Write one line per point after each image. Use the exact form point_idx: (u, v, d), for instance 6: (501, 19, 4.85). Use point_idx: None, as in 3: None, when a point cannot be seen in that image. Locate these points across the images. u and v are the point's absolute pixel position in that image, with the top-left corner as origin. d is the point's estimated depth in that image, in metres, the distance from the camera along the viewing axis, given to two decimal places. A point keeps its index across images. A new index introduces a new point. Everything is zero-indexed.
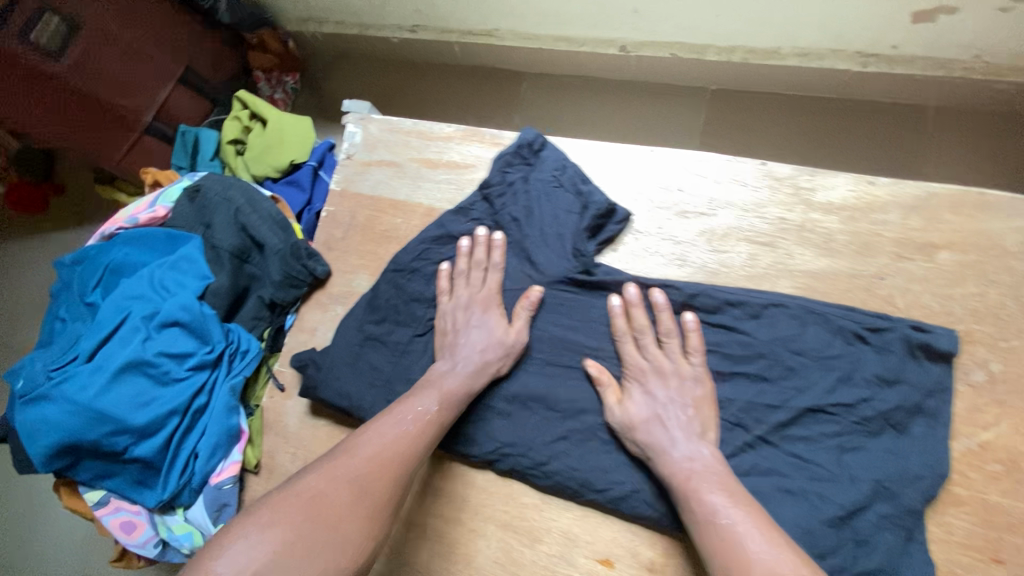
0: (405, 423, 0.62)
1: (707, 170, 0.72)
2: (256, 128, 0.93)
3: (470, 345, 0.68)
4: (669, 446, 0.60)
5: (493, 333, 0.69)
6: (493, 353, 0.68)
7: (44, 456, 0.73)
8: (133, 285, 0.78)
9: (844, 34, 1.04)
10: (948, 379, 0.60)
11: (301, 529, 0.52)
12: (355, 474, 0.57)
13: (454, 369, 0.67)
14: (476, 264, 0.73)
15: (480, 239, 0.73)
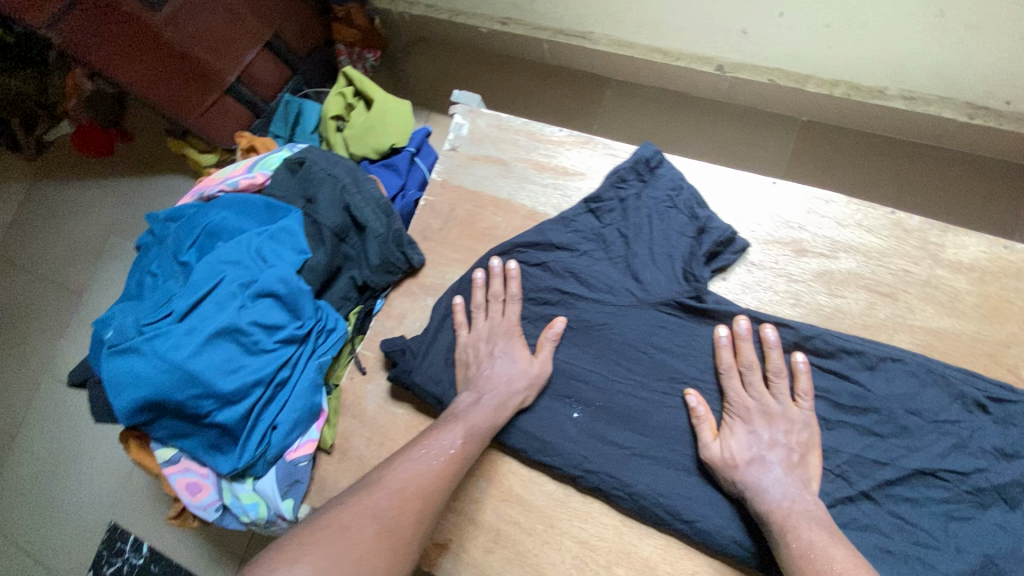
0: (429, 459, 0.62)
1: (831, 211, 0.70)
2: (359, 107, 0.92)
3: (497, 379, 0.69)
4: (771, 487, 0.59)
5: (518, 366, 0.70)
6: (518, 386, 0.69)
7: (127, 409, 0.73)
8: (230, 250, 0.78)
9: (958, 83, 1.01)
10: None
11: (334, 560, 0.52)
12: (382, 510, 0.57)
13: (480, 402, 0.67)
14: (493, 296, 0.74)
15: (496, 271, 0.74)
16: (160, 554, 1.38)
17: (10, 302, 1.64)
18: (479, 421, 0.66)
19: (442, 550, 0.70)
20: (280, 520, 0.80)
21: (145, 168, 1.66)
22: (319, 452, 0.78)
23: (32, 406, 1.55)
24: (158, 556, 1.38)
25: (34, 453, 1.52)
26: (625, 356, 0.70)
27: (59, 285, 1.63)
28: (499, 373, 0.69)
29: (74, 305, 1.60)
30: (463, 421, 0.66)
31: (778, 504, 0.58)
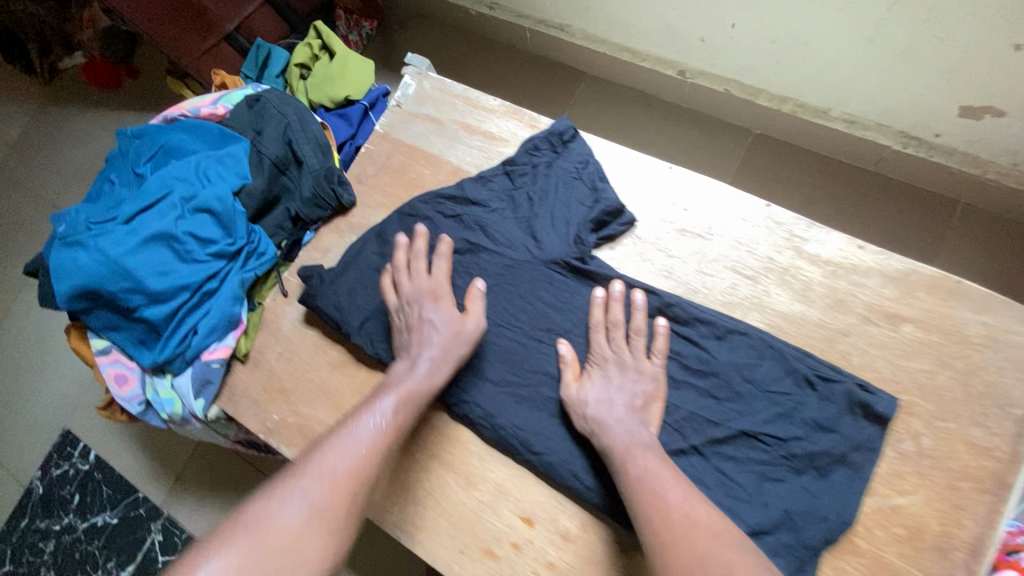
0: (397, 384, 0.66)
1: (716, 198, 0.76)
2: (324, 58, 1.00)
3: (428, 339, 0.69)
4: (614, 424, 0.64)
5: (451, 324, 0.71)
6: (457, 342, 0.70)
7: (65, 295, 0.81)
8: (179, 168, 0.86)
9: (891, 111, 1.08)
10: (879, 440, 0.63)
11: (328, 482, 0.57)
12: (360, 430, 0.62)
13: (421, 356, 0.68)
14: (418, 267, 0.75)
15: (418, 248, 0.76)
16: (105, 462, 1.47)
17: (4, 213, 1.74)
18: (423, 364, 0.68)
19: None
20: (194, 419, 0.88)
21: (146, 105, 1.75)
22: (233, 360, 0.85)
23: (9, 312, 1.65)
24: (103, 464, 1.47)
25: (5, 355, 1.61)
26: (511, 304, 0.77)
27: (51, 203, 1.72)
28: (430, 331, 0.70)
29: None
30: (411, 369, 0.68)
31: (627, 441, 0.63)
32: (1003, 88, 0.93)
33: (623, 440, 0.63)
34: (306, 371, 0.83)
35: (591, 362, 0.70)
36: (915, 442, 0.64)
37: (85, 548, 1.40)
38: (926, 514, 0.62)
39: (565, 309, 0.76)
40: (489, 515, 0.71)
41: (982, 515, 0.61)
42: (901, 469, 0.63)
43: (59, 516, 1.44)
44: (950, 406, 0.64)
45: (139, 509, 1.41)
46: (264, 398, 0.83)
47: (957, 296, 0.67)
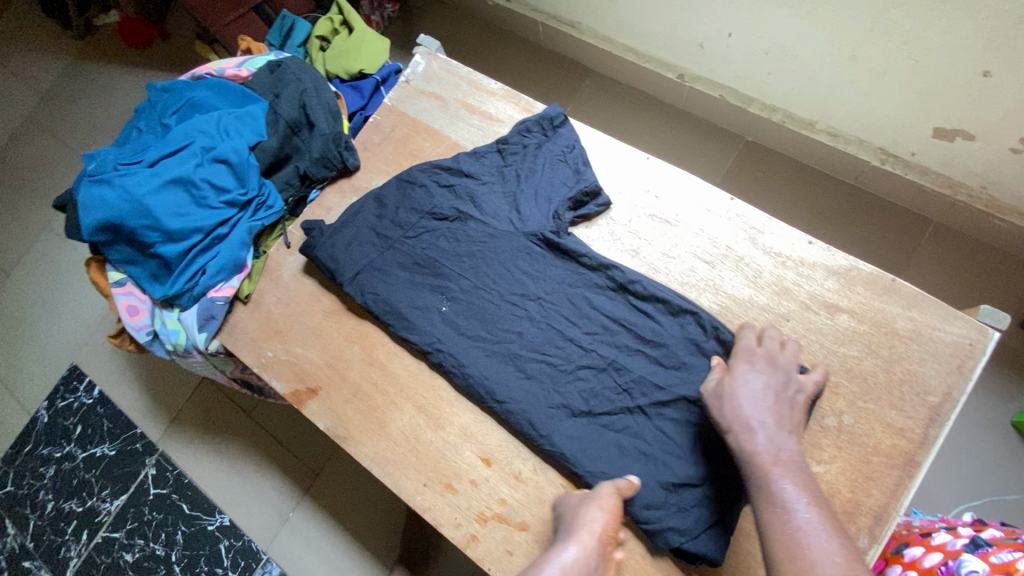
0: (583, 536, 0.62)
1: (686, 189, 0.83)
2: (342, 33, 1.07)
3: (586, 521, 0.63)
4: (756, 428, 0.64)
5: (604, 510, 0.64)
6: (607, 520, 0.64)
7: (91, 227, 0.90)
8: (202, 122, 0.94)
9: (872, 128, 1.14)
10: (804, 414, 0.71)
11: None
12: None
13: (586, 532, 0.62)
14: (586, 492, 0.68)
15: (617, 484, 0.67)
16: (106, 398, 1.56)
17: (31, 157, 1.83)
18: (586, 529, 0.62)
19: (312, 394, 0.86)
20: (195, 352, 0.96)
21: (172, 65, 1.83)
22: (235, 300, 0.93)
23: (29, 251, 1.74)
24: (105, 400, 1.56)
25: (23, 292, 1.71)
26: (490, 269, 0.85)
27: (76, 152, 1.81)
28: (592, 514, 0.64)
29: None
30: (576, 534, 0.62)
31: (759, 452, 0.62)
32: (972, 114, 0.99)
33: (759, 452, 0.62)
34: (302, 316, 0.91)
35: (737, 358, 0.70)
36: (838, 418, 0.71)
37: (83, 475, 1.50)
38: (838, 481, 0.69)
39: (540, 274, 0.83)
40: (453, 454, 0.79)
41: (889, 486, 0.68)
42: (822, 441, 0.71)
43: (61, 444, 1.54)
44: (872, 389, 0.71)
45: (135, 444, 1.50)
46: (261, 337, 0.91)
47: (892, 293, 0.74)
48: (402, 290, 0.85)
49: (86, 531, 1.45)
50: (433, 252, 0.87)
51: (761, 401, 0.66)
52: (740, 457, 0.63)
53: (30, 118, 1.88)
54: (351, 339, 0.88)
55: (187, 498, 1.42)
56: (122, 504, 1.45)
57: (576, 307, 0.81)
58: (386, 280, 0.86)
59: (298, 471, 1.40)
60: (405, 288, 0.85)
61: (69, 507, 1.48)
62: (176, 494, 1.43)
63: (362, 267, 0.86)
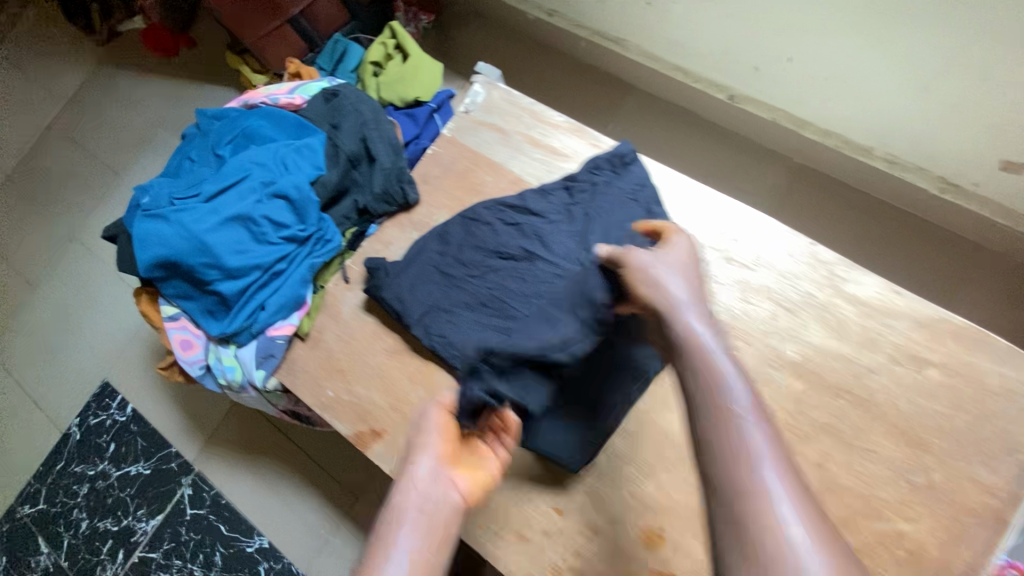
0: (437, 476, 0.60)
1: (764, 233, 0.81)
2: (396, 59, 1.05)
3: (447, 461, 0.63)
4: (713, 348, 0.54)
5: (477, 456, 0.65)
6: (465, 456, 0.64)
7: (148, 263, 0.88)
8: (259, 154, 0.91)
9: (934, 156, 1.11)
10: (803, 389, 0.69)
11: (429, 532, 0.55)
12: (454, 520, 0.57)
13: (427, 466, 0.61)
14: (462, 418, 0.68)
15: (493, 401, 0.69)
16: (140, 415, 1.55)
17: (57, 167, 1.80)
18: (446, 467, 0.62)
19: (376, 436, 0.85)
20: (249, 388, 0.95)
21: (200, 74, 1.79)
22: (294, 338, 0.91)
23: (56, 264, 1.72)
24: (138, 418, 1.54)
25: (51, 305, 1.69)
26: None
27: (102, 163, 1.78)
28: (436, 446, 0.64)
29: (111, 182, 1.76)
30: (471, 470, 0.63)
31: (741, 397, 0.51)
32: None
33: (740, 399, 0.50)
34: (363, 354, 0.89)
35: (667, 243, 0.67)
36: (926, 475, 0.69)
37: (118, 494, 1.49)
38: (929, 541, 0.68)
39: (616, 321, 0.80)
40: (525, 503, 0.78)
41: (981, 547, 0.67)
42: (912, 499, 0.69)
43: (95, 462, 1.52)
44: (964, 447, 0.69)
45: (171, 463, 1.49)
46: (321, 375, 0.89)
47: (980, 347, 0.72)
48: (470, 334, 0.83)
49: (122, 551, 1.44)
50: (501, 294, 0.85)
51: (683, 275, 0.63)
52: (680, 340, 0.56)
53: (55, 127, 1.85)
54: (415, 380, 0.86)
55: (224, 519, 1.41)
56: (157, 524, 1.44)
57: (649, 353, 0.79)
58: (453, 323, 0.84)
59: (338, 493, 1.39)
60: (472, 331, 0.83)
61: (104, 526, 1.47)
62: (213, 515, 1.42)
63: (428, 310, 0.85)
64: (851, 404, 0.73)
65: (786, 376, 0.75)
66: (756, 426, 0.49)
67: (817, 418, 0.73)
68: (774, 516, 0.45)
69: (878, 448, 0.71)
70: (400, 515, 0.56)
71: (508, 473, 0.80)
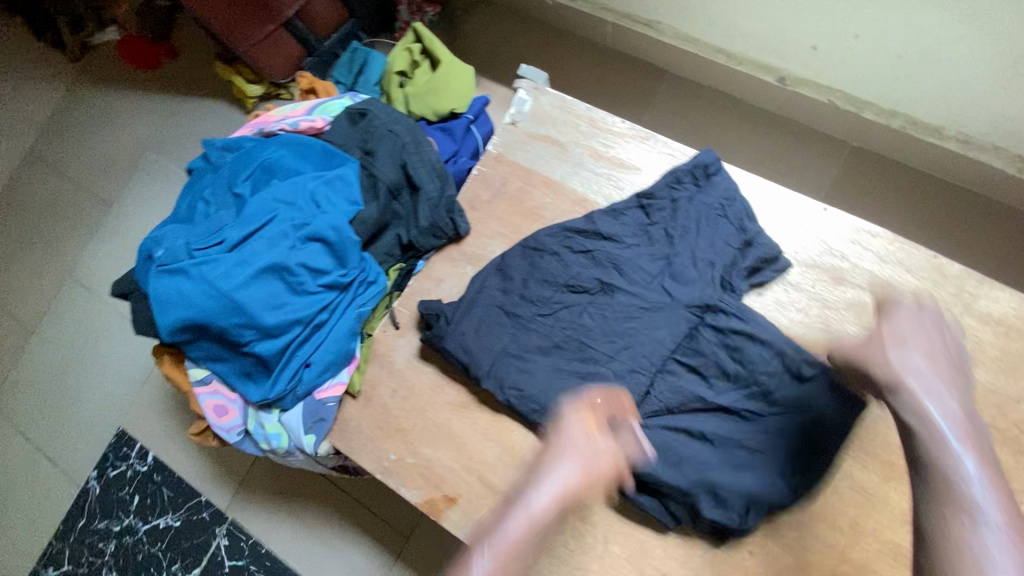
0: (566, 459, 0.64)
1: (876, 245, 0.71)
2: (424, 66, 0.93)
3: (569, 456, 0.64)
4: (924, 394, 0.54)
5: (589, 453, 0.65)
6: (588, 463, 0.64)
7: (171, 327, 0.77)
8: (285, 191, 0.79)
9: (1018, 134, 1.01)
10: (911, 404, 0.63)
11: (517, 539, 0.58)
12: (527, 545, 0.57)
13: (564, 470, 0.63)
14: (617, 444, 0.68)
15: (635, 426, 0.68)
16: (162, 464, 1.45)
17: (39, 201, 1.66)
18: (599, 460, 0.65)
19: (450, 502, 0.76)
20: (297, 452, 0.85)
21: (185, 88, 1.64)
22: (345, 396, 0.81)
23: (51, 306, 1.59)
24: (161, 466, 1.45)
25: (51, 351, 1.56)
26: (646, 352, 0.73)
27: (89, 192, 1.64)
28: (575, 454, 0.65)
29: (102, 212, 1.62)
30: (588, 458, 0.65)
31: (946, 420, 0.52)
32: None
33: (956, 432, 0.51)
34: (425, 410, 0.79)
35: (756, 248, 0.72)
36: None
37: (148, 550, 1.39)
38: None
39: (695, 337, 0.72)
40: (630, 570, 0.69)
41: None
42: None
43: (119, 517, 1.43)
44: None
45: (202, 513, 1.40)
46: (379, 437, 0.79)
47: None
48: (547, 381, 0.73)
49: None
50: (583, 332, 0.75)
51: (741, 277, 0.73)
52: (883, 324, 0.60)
53: (32, 156, 1.69)
54: (488, 436, 0.76)
55: (266, 569, 1.33)
56: None
57: None
58: (526, 372, 0.74)
59: (385, 533, 1.31)
60: (549, 377, 0.73)
61: None
62: (254, 565, 1.33)
63: (495, 358, 0.75)
64: (996, 439, 0.64)
65: None
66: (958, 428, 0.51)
67: None
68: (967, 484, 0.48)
69: None
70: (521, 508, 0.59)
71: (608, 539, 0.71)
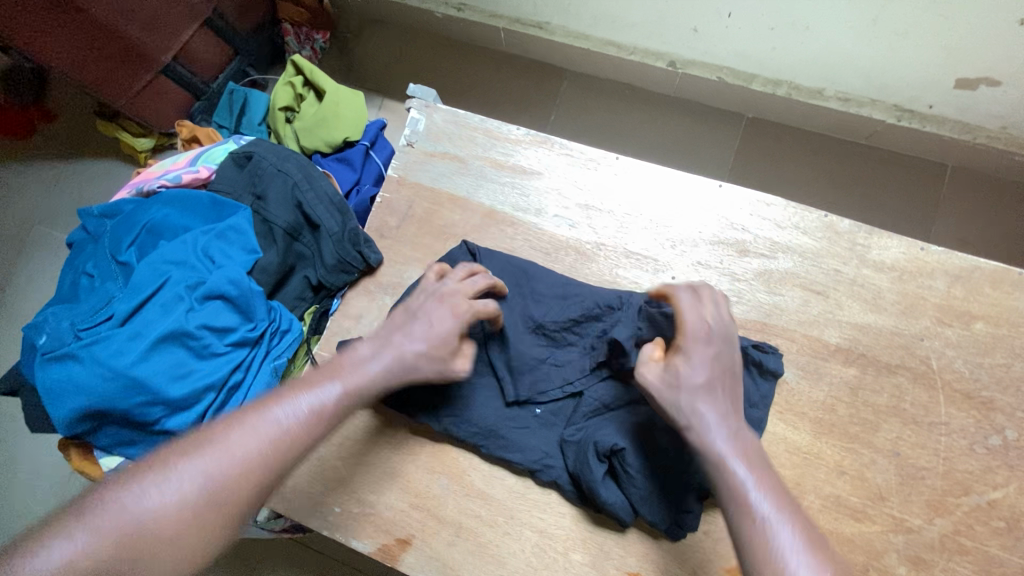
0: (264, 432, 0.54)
1: (772, 213, 0.74)
2: (310, 98, 0.89)
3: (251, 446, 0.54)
4: (710, 431, 0.56)
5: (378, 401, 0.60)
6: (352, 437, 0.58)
7: (67, 419, 0.70)
8: (173, 250, 0.74)
9: (887, 86, 1.08)
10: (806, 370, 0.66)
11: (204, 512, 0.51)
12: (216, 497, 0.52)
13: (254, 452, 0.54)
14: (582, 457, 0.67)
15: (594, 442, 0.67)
16: None
17: None
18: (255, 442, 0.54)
19: (405, 545, 0.72)
20: None
21: (69, 150, 1.52)
22: None
23: None
24: None
25: None
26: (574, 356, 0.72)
27: None
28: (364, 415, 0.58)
29: None
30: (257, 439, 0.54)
31: (727, 454, 0.55)
32: (1001, 62, 0.94)
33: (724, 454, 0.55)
34: (364, 454, 0.75)
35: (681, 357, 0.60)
36: (1000, 435, 0.66)
37: None
38: (1019, 503, 0.64)
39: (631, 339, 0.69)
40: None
41: None
42: (992, 464, 0.65)
43: None
44: None
45: None
46: (321, 491, 0.75)
47: (1020, 287, 0.68)
48: (484, 402, 0.71)
49: None
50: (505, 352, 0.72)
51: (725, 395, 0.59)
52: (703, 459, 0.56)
53: None
54: (433, 468, 0.74)
55: None
56: None
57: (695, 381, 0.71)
58: (461, 398, 0.71)
59: None
60: (483, 396, 0.72)
61: None
62: None
63: (427, 390, 0.72)
64: (909, 378, 0.68)
65: (835, 364, 0.69)
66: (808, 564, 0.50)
67: (878, 402, 0.68)
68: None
69: (948, 419, 0.66)
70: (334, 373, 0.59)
71: (566, 549, 0.70)
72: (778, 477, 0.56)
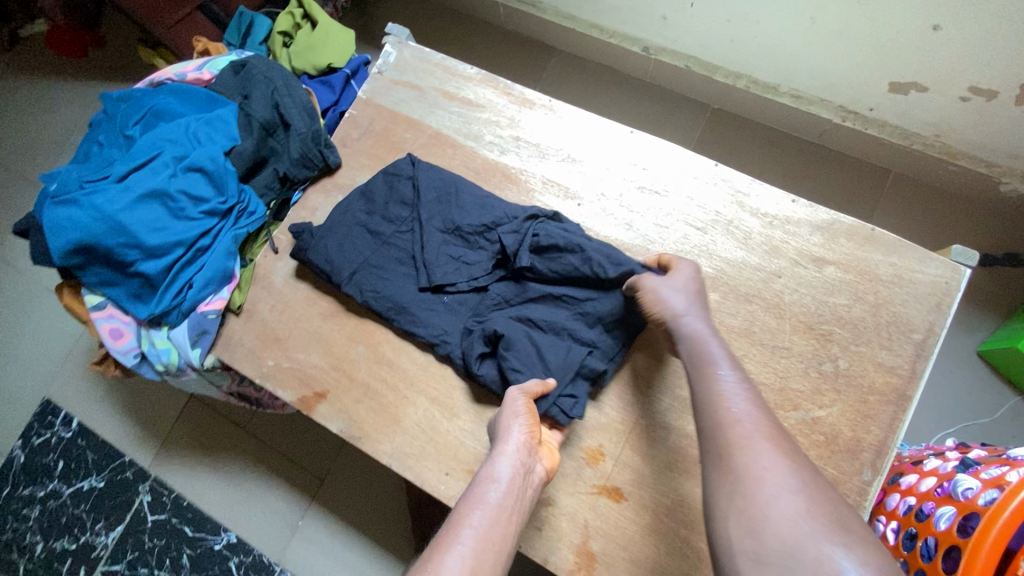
0: None
1: (672, 160, 0.85)
2: (305, 28, 1.04)
3: None
4: (682, 314, 0.69)
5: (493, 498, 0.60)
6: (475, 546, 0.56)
7: (62, 251, 0.85)
8: (170, 130, 0.90)
9: (832, 86, 1.18)
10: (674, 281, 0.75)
11: None
12: None
13: None
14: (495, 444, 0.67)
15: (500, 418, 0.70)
16: (86, 429, 1.49)
17: None
18: None
19: (320, 398, 0.85)
20: (188, 370, 0.93)
21: (112, 75, 1.72)
22: (227, 312, 0.90)
23: None
24: (86, 431, 1.49)
25: None
26: (479, 260, 0.84)
27: (19, 176, 1.70)
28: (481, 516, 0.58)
29: (30, 195, 1.68)
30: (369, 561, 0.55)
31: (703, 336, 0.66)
32: (926, 69, 1.03)
33: (701, 336, 0.66)
34: (299, 321, 0.89)
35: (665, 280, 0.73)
36: (834, 363, 0.75)
37: (73, 511, 1.44)
38: (840, 422, 0.74)
39: (518, 250, 0.81)
40: (471, 440, 0.80)
41: (886, 421, 0.73)
42: (820, 387, 0.75)
43: (44, 483, 1.47)
44: (863, 334, 0.76)
45: (125, 473, 1.44)
46: (259, 347, 0.89)
47: (870, 243, 0.78)
48: (403, 283, 0.84)
49: (84, 567, 1.40)
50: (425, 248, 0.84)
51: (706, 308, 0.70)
52: (685, 343, 0.67)
53: None
54: (354, 339, 0.87)
55: (189, 520, 1.38)
56: (118, 536, 1.41)
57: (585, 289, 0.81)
58: (384, 279, 0.84)
59: (303, 478, 1.38)
60: (402, 280, 0.84)
61: (62, 545, 1.43)
62: (176, 518, 1.39)
63: (358, 270, 0.85)
64: (762, 307, 0.78)
65: None
66: (752, 416, 0.58)
67: (733, 324, 0.78)
68: (756, 469, 0.54)
69: (790, 344, 0.76)
70: (478, 499, 0.60)
71: (450, 417, 0.82)
72: (739, 361, 0.64)
